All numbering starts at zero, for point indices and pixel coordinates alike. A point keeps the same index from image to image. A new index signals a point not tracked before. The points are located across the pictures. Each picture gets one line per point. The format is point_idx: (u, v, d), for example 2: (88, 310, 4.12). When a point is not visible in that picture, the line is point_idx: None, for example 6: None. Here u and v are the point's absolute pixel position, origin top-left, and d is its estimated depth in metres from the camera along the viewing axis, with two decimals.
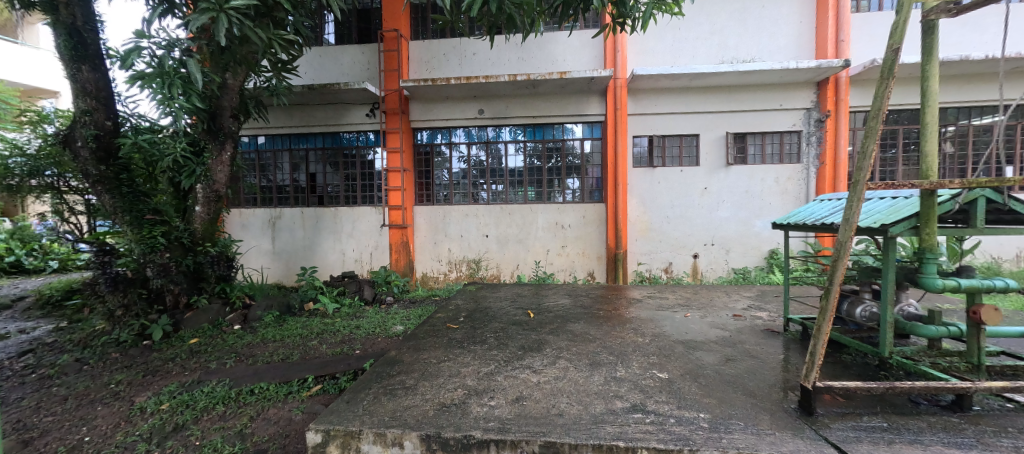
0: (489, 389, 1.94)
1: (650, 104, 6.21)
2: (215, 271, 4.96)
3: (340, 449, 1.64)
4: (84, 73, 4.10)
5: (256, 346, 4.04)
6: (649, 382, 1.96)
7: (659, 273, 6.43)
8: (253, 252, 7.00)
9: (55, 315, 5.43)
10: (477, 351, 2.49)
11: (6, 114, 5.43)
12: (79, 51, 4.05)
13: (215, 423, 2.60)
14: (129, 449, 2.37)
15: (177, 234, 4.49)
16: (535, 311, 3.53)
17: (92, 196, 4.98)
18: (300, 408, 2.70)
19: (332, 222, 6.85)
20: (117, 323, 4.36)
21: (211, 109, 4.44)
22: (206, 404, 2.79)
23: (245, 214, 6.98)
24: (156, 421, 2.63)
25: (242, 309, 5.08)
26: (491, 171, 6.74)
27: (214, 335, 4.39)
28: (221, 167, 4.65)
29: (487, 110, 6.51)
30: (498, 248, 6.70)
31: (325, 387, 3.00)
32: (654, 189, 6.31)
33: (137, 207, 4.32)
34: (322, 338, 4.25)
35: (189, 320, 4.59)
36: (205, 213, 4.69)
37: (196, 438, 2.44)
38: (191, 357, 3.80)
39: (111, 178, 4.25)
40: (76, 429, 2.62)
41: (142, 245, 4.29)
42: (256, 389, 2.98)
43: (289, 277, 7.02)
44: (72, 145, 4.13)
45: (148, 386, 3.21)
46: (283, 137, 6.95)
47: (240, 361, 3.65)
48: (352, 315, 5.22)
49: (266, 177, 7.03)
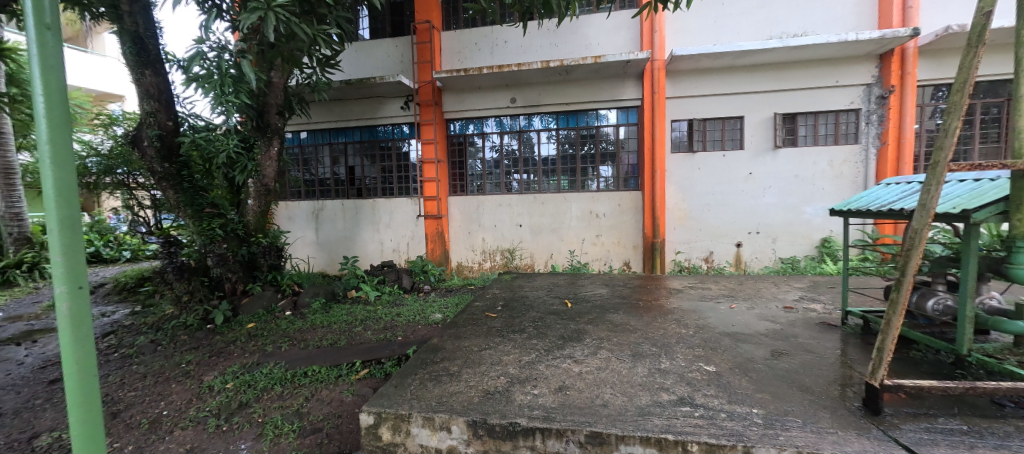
0: (532, 378, 1.95)
1: (689, 86, 5.93)
2: (267, 261, 5.28)
3: (391, 431, 1.71)
4: (148, 77, 4.41)
5: (306, 331, 4.29)
6: (696, 375, 1.90)
7: (698, 263, 6.21)
8: (299, 242, 7.38)
9: (131, 299, 6.01)
10: (517, 340, 2.51)
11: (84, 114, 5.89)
12: (142, 56, 4.35)
13: (274, 401, 2.80)
14: (202, 423, 2.61)
15: (232, 225, 4.82)
16: (572, 301, 3.52)
17: (157, 192, 5.46)
18: (351, 391, 2.85)
19: (370, 213, 7.08)
20: (185, 307, 4.73)
21: (258, 107, 4.70)
22: (266, 384, 3.00)
23: (291, 207, 7.36)
24: (224, 398, 2.85)
25: (292, 296, 5.38)
26: (524, 161, 6.70)
27: (268, 320, 4.70)
28: (270, 163, 4.96)
29: (520, 98, 6.46)
30: (532, 237, 6.70)
31: (372, 371, 3.15)
32: (694, 176, 6.06)
33: (197, 201, 4.65)
34: (365, 324, 4.44)
35: (246, 306, 4.92)
36: (256, 206, 5.02)
37: (259, 415, 2.63)
38: (250, 340, 4.08)
39: (175, 174, 4.56)
40: (156, 403, 2.90)
41: (203, 237, 4.64)
42: (308, 371, 3.16)
43: (332, 267, 7.36)
44: (140, 144, 4.46)
45: (214, 366, 3.50)
46: (324, 131, 7.23)
47: (292, 344, 3.88)
48: (393, 303, 5.42)
49: (309, 171, 7.36)
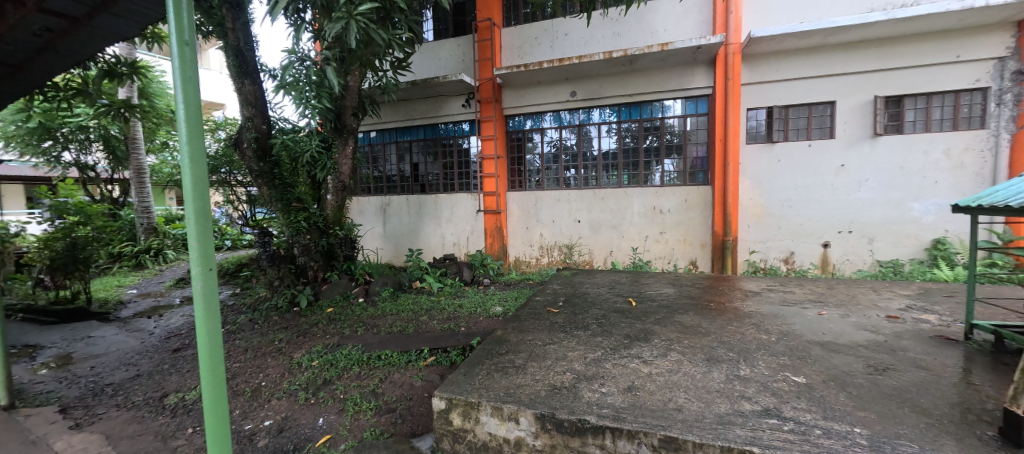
0: (599, 376, 1.92)
1: (769, 70, 5.42)
2: (343, 251, 5.72)
3: (461, 417, 1.78)
4: (247, 86, 4.96)
5: (377, 317, 4.60)
6: (782, 385, 1.75)
7: (776, 264, 5.69)
8: (369, 235, 7.91)
9: (232, 282, 6.89)
10: (581, 336, 2.49)
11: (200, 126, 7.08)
12: (242, 68, 4.90)
13: (353, 380, 3.04)
14: (293, 395, 2.91)
15: (314, 218, 5.29)
16: (637, 299, 3.40)
17: (253, 188, 6.19)
18: (420, 376, 3.01)
19: (433, 208, 7.38)
20: (276, 291, 5.29)
21: (336, 110, 5.09)
22: (345, 364, 3.27)
23: (362, 202, 7.92)
24: (310, 374, 3.16)
25: (364, 284, 5.79)
26: (583, 155, 6.57)
27: (345, 306, 5.11)
28: (346, 161, 5.36)
29: (581, 91, 6.34)
30: (591, 233, 6.56)
31: (438, 359, 3.30)
32: (773, 169, 5.55)
33: (286, 197, 5.16)
34: (430, 314, 4.65)
35: (325, 292, 5.39)
36: (334, 201, 5.47)
37: (341, 392, 2.88)
38: (330, 323, 4.48)
39: (267, 172, 5.09)
40: (256, 374, 3.29)
41: (290, 228, 5.15)
42: (381, 355, 3.39)
43: (398, 258, 7.79)
44: (241, 146, 5.03)
45: (301, 345, 3.88)
46: (391, 131, 7.65)
47: (366, 329, 4.19)
48: (455, 294, 5.63)
49: (378, 168, 7.84)
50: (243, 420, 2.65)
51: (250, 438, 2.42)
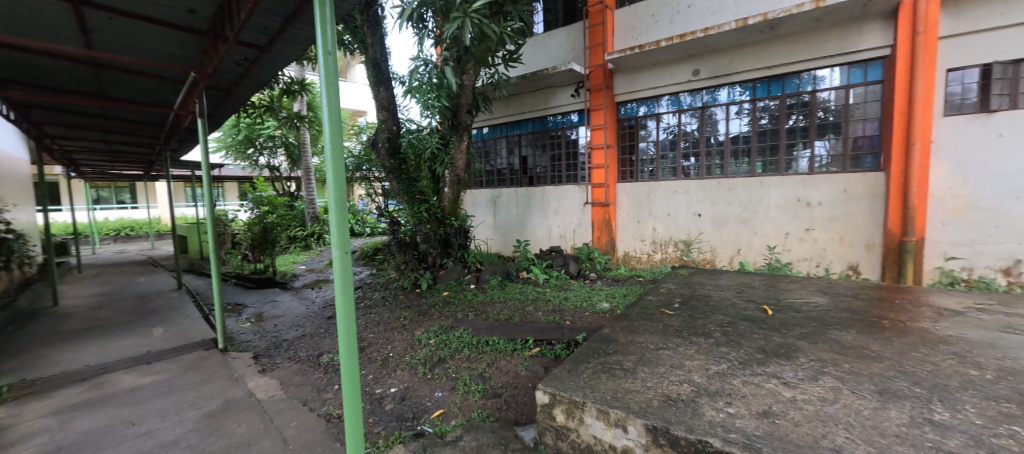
0: (723, 393, 1.67)
1: (985, 15, 4.07)
2: (458, 240, 6.14)
3: (565, 414, 1.73)
4: (381, 93, 5.61)
5: (487, 304, 4.84)
6: (1007, 443, 1.28)
7: (989, 274, 4.28)
8: (481, 225, 8.36)
9: (370, 263, 8.03)
10: (702, 344, 2.21)
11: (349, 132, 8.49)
12: (378, 77, 5.56)
13: (464, 362, 3.24)
14: (414, 368, 3.23)
15: (434, 209, 5.78)
16: (774, 307, 2.90)
17: (386, 183, 7.08)
18: (525, 365, 3.07)
19: (540, 200, 7.43)
20: (403, 273, 5.93)
21: (453, 108, 5.46)
22: (457, 346, 3.50)
23: (475, 194, 8.40)
24: (428, 351, 3.46)
25: (476, 272, 6.13)
26: (707, 141, 5.86)
27: (458, 291, 5.50)
28: (461, 156, 5.74)
29: (705, 69, 5.65)
30: (714, 228, 5.84)
31: (543, 351, 3.32)
32: (987, 147, 4.17)
33: (411, 190, 5.75)
34: (536, 305, 4.70)
35: (442, 277, 5.87)
36: (451, 193, 5.91)
37: (453, 371, 3.09)
38: (446, 306, 4.86)
39: (396, 168, 5.73)
40: (386, 346, 3.75)
41: (415, 218, 5.71)
42: (489, 341, 3.53)
43: (507, 249, 8.05)
44: (376, 146, 5.74)
45: (422, 323, 4.29)
46: (502, 126, 7.92)
47: (477, 314, 4.43)
48: (561, 287, 5.60)
49: (489, 162, 8.22)
50: (375, 384, 3.02)
51: (380, 401, 2.75)
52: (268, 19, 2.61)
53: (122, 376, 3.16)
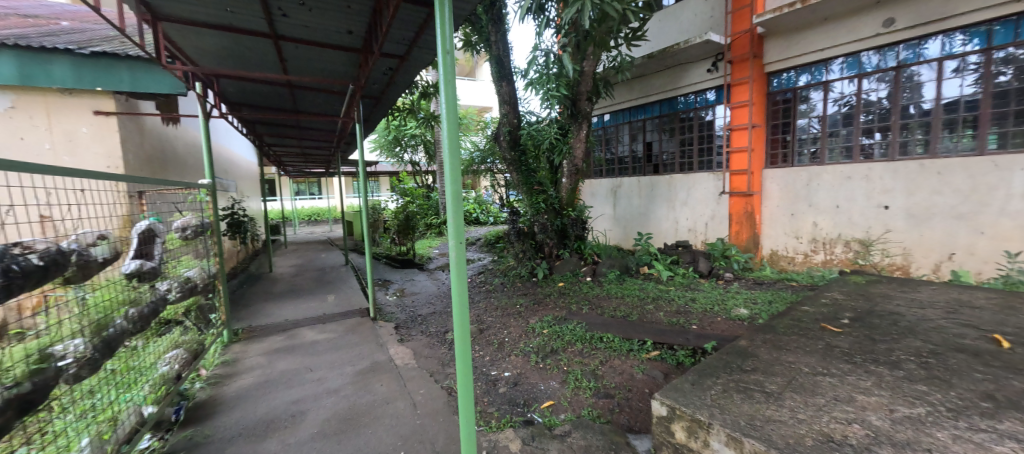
0: (915, 444, 1.26)
1: None
2: (575, 231, 6.05)
3: (686, 432, 1.53)
4: (503, 87, 5.82)
5: (603, 298, 4.67)
6: None
7: None
8: (599, 216, 8.09)
9: (492, 250, 8.54)
10: (883, 376, 1.71)
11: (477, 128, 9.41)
12: (501, 72, 5.77)
13: (576, 356, 3.17)
14: (527, 356, 3.29)
15: (551, 200, 5.81)
16: (1009, 338, 2.09)
17: (506, 174, 7.40)
18: (641, 368, 2.87)
19: (666, 190, 6.79)
20: (520, 261, 6.16)
21: (573, 96, 5.37)
22: (570, 339, 3.45)
23: (594, 184, 8.17)
24: (541, 341, 3.49)
25: (592, 264, 5.97)
26: (902, 111, 4.55)
27: (574, 282, 5.43)
28: (579, 145, 5.64)
29: (903, 17, 4.37)
30: (908, 225, 4.53)
31: (663, 355, 3.06)
32: None
33: (530, 180, 5.87)
34: (657, 304, 4.34)
35: (558, 268, 5.88)
36: (569, 183, 5.87)
37: (564, 364, 3.06)
38: (561, 296, 4.86)
39: (516, 160, 5.92)
40: (502, 330, 3.92)
41: (532, 208, 5.80)
42: (603, 337, 3.39)
43: (626, 241, 7.61)
44: (498, 139, 6.00)
45: (536, 312, 4.36)
46: (625, 111, 7.49)
47: (592, 309, 4.29)
48: (688, 286, 5.05)
49: (610, 150, 7.86)
50: (491, 366, 3.18)
51: (494, 383, 2.87)
52: (405, 29, 2.88)
53: (305, 331, 3.98)
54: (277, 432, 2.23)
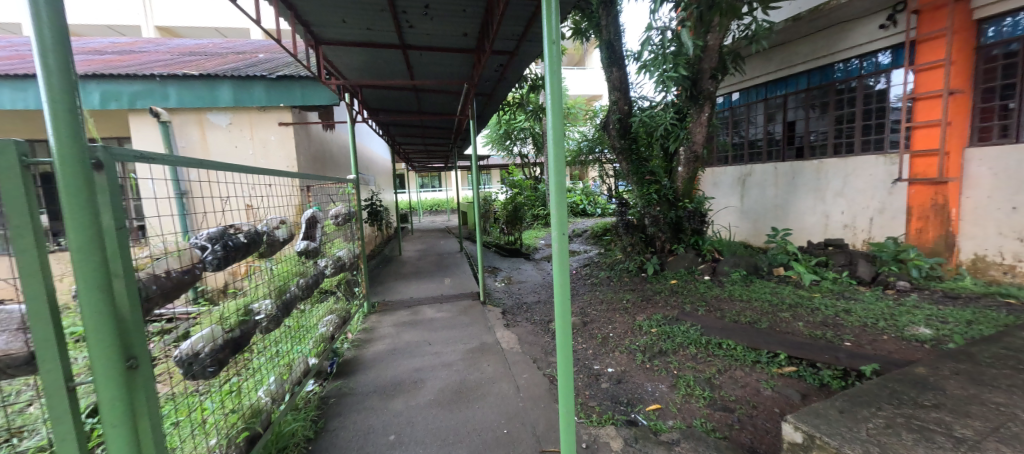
0: None
1: None
2: (692, 225, 5.52)
3: None
4: (614, 73, 5.57)
5: (723, 301, 4.18)
6: None
7: None
8: (722, 209, 7.22)
9: (598, 243, 8.35)
10: None
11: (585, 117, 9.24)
12: (611, 57, 5.52)
13: (689, 360, 2.93)
14: (633, 354, 3.15)
15: (665, 191, 5.41)
16: None
17: (616, 164, 7.12)
18: (770, 384, 2.52)
19: (813, 178, 5.69)
20: (629, 255, 5.88)
21: (694, 76, 4.90)
22: (682, 341, 3.19)
23: (717, 173, 7.27)
24: (649, 340, 3.30)
25: (712, 262, 5.38)
26: None
27: (689, 280, 4.99)
28: (700, 129, 5.10)
29: None
30: None
31: (800, 372, 2.64)
32: None
33: (641, 170, 5.54)
34: (795, 312, 3.73)
35: (671, 264, 5.45)
36: (686, 172, 5.39)
37: (675, 368, 2.84)
38: (673, 295, 4.52)
39: (626, 149, 5.64)
40: (607, 325, 3.82)
41: (643, 200, 5.47)
42: (723, 344, 3.06)
43: (756, 238, 6.60)
44: (607, 128, 5.79)
45: (645, 309, 4.13)
46: (759, 87, 6.53)
47: (710, 311, 3.88)
48: (840, 294, 4.20)
49: (738, 133, 6.94)
50: (594, 360, 3.13)
51: (597, 377, 2.82)
52: (514, 25, 2.95)
53: (425, 309, 4.45)
54: (402, 394, 2.55)
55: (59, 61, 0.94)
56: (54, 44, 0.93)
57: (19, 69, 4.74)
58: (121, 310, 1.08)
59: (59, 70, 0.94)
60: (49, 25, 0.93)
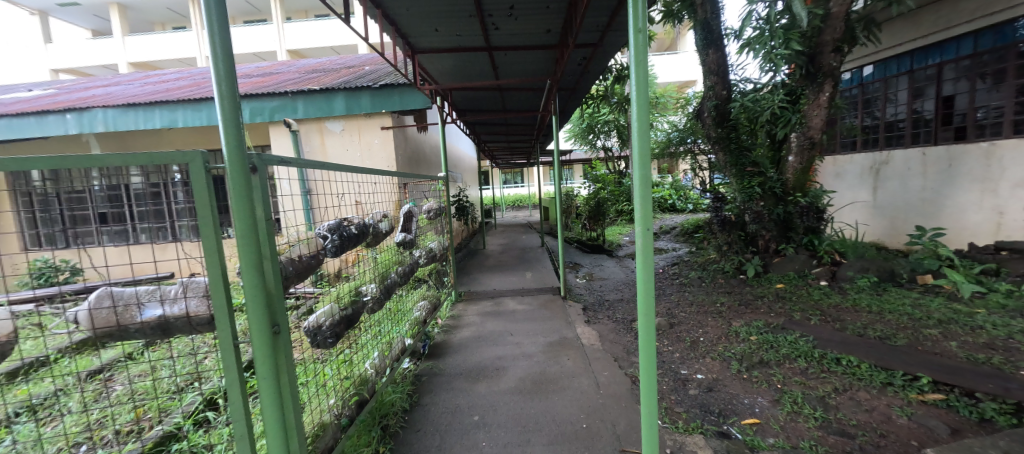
0: None
1: None
2: (804, 222, 4.87)
3: None
4: (711, 56, 5.13)
5: (844, 311, 3.63)
6: None
7: None
8: (847, 204, 6.23)
9: (689, 241, 7.80)
10: None
11: (677, 105, 8.67)
12: (708, 39, 5.10)
13: (796, 375, 2.62)
14: (727, 362, 2.91)
15: (770, 184, 4.85)
16: None
17: (711, 155, 6.57)
18: (905, 411, 2.16)
19: (979, 165, 4.61)
20: (724, 255, 5.37)
21: (811, 50, 4.38)
22: (788, 352, 2.86)
23: (840, 161, 6.32)
24: (747, 348, 3.02)
25: (830, 265, 4.69)
26: None
27: (799, 285, 4.42)
28: (817, 111, 4.54)
29: None
30: None
31: (948, 401, 2.21)
32: None
33: (741, 161, 5.04)
34: (944, 328, 3.09)
35: (777, 266, 4.87)
36: (798, 162, 4.81)
37: (779, 382, 2.56)
38: (778, 300, 4.05)
39: (724, 138, 5.19)
40: (698, 329, 3.58)
41: (743, 194, 4.96)
42: (843, 359, 2.68)
43: (893, 238, 5.57)
44: (702, 116, 5.38)
45: (743, 314, 3.78)
46: (901, 57, 5.46)
47: (827, 322, 3.40)
48: (1013, 312, 3.36)
49: (870, 115, 5.90)
50: (681, 364, 2.96)
51: (685, 382, 2.66)
52: (599, 16, 2.89)
53: (508, 301, 4.62)
54: (486, 379, 2.70)
55: (230, 89, 1.19)
56: (227, 76, 1.19)
57: (196, 93, 5.97)
58: (269, 285, 1.33)
59: (229, 96, 1.19)
60: (224, 60, 1.18)
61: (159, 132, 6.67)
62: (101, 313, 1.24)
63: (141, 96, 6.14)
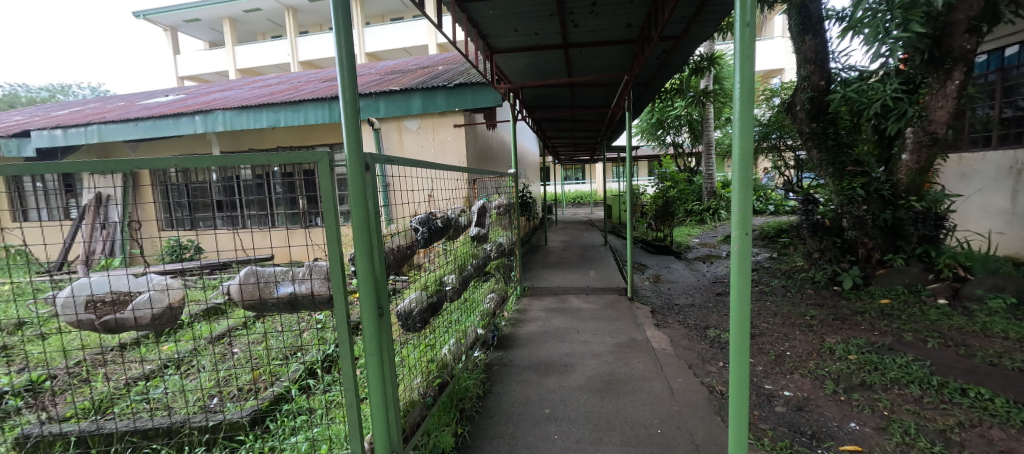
0: None
1: None
2: (919, 230, 4.23)
3: None
4: (808, 42, 4.64)
5: (969, 336, 3.13)
6: None
7: None
8: (976, 210, 5.32)
9: (771, 246, 7.17)
10: None
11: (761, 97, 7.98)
12: (805, 23, 4.60)
13: (908, 403, 2.32)
14: (820, 381, 2.66)
15: (877, 185, 4.30)
16: None
17: (801, 152, 5.97)
18: None
19: None
20: (815, 264, 4.86)
21: (937, 32, 3.76)
22: (897, 377, 2.55)
23: (969, 160, 5.41)
24: (845, 368, 2.74)
25: (952, 281, 4.05)
26: None
27: (910, 302, 3.87)
28: (943, 102, 3.90)
29: None
30: None
31: None
32: None
33: (840, 159, 4.53)
34: None
35: (881, 278, 4.31)
36: (913, 161, 4.20)
37: (885, 408, 2.29)
38: (883, 317, 3.59)
39: (820, 133, 4.69)
40: (782, 342, 3.30)
41: (842, 196, 4.44)
42: (971, 391, 2.33)
43: None
44: (794, 109, 4.90)
45: (838, 330, 3.41)
46: None
47: (947, 346, 2.95)
48: None
49: (1012, 106, 4.96)
50: (765, 378, 2.75)
51: (769, 398, 2.48)
52: (685, 6, 2.75)
53: (573, 299, 4.60)
54: (555, 374, 2.74)
55: (351, 94, 1.34)
56: (349, 82, 1.33)
57: (294, 96, 6.66)
58: (375, 271, 1.47)
59: (351, 101, 1.34)
60: (348, 69, 1.33)
61: (264, 131, 7.54)
62: (247, 287, 1.48)
63: (251, 100, 6.98)
